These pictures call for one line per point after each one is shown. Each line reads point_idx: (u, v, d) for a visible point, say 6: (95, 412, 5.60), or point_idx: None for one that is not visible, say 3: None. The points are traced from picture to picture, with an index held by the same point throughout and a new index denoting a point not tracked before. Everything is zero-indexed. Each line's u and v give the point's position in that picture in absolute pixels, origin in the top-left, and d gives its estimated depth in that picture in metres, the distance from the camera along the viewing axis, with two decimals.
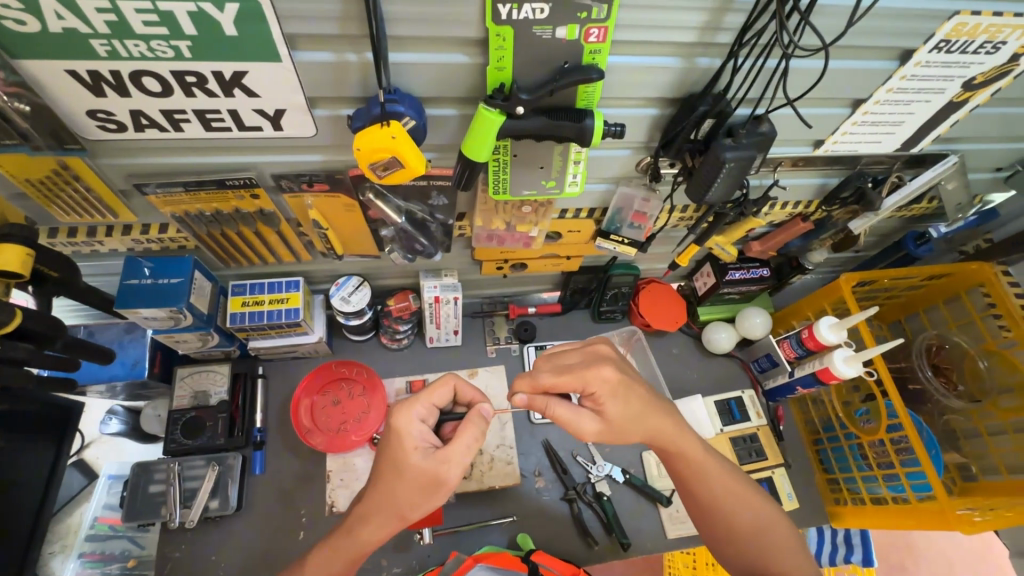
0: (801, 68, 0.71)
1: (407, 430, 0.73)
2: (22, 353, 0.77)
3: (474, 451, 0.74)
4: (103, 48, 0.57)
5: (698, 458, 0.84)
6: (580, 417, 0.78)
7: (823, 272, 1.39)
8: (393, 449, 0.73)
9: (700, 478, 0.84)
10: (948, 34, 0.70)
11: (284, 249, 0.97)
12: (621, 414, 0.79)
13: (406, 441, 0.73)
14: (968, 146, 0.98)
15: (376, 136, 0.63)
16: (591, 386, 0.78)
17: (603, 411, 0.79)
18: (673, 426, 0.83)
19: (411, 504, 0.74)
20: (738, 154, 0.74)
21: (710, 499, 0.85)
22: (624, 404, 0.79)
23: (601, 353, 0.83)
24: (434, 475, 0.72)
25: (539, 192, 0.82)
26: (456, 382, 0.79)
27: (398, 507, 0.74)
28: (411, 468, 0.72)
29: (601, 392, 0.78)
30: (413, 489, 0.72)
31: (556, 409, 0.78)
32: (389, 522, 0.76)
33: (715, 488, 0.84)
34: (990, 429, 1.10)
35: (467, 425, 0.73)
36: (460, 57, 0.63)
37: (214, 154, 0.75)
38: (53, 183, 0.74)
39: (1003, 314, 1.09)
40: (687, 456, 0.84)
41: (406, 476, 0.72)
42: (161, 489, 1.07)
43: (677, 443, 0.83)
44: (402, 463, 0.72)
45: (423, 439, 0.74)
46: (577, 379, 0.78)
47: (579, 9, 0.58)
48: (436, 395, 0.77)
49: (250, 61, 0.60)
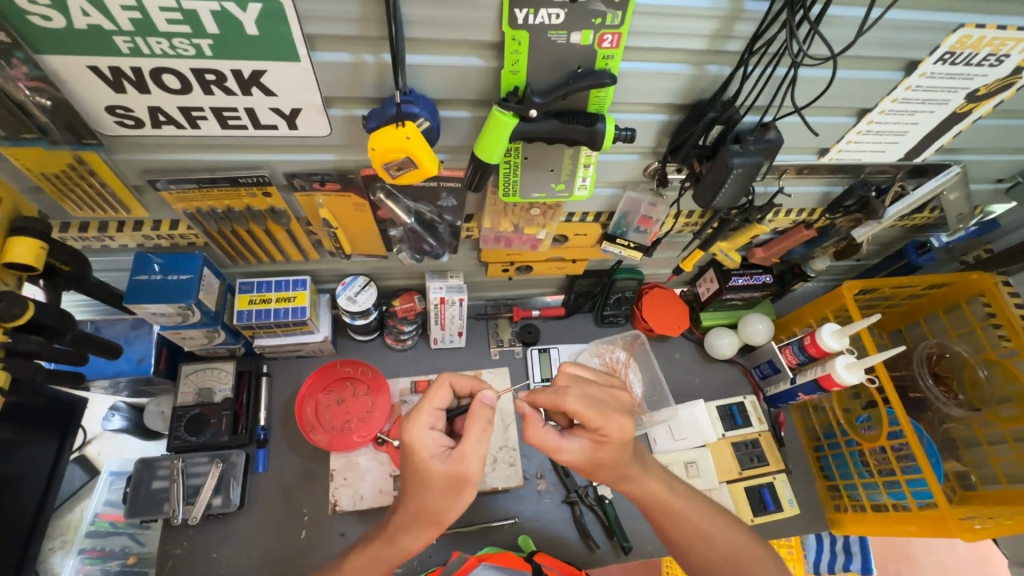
0: (809, 77, 0.73)
1: (420, 440, 0.73)
2: (34, 345, 0.78)
3: (488, 440, 0.72)
4: (126, 44, 0.58)
5: (666, 505, 0.83)
6: (567, 447, 0.75)
7: (825, 279, 1.41)
8: (411, 463, 0.73)
9: (666, 519, 0.83)
10: (952, 47, 0.71)
11: (293, 248, 0.98)
12: (611, 458, 0.76)
13: (421, 453, 0.72)
14: (971, 157, 0.99)
15: (391, 136, 0.64)
16: (608, 430, 0.73)
17: (592, 448, 0.75)
18: (642, 484, 0.82)
19: (444, 508, 0.74)
20: (746, 160, 0.75)
21: (680, 537, 0.84)
22: (621, 454, 0.76)
23: (625, 397, 0.78)
24: (457, 475, 0.71)
25: (548, 195, 0.84)
26: (449, 380, 0.79)
27: (433, 513, 0.75)
28: (435, 476, 0.71)
29: (612, 440, 0.74)
30: (443, 494, 0.73)
31: (539, 438, 0.74)
32: (427, 526, 0.77)
33: (675, 530, 0.83)
34: (990, 439, 1.11)
35: (473, 420, 0.72)
36: (474, 60, 0.64)
37: (230, 152, 0.76)
38: (68, 178, 0.75)
39: (1003, 324, 1.10)
40: (652, 495, 0.82)
41: (432, 484, 0.72)
42: (164, 485, 1.07)
43: (643, 494, 0.82)
44: (423, 474, 0.72)
45: (436, 445, 0.73)
46: (600, 417, 0.73)
47: (593, 15, 0.59)
48: (435, 399, 0.76)
49: (268, 61, 0.61)
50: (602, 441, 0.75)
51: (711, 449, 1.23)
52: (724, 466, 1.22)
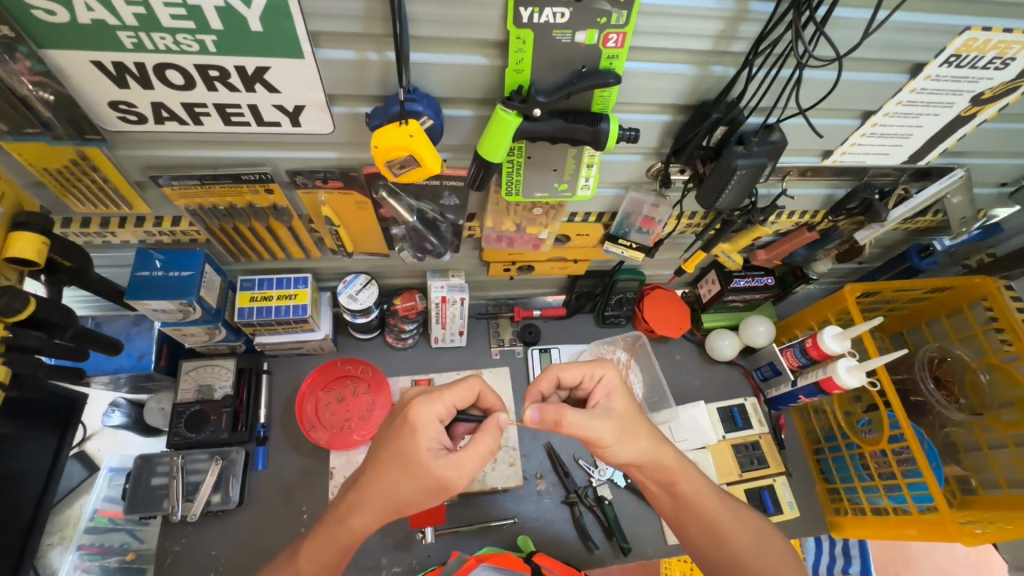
0: (814, 78, 0.73)
1: (424, 429, 0.73)
2: (34, 340, 0.78)
3: (482, 465, 0.74)
4: (129, 40, 0.58)
5: (697, 485, 0.84)
6: (596, 422, 0.75)
7: (826, 282, 1.41)
8: (405, 445, 0.73)
9: (695, 505, 0.83)
10: (958, 49, 0.71)
11: (295, 245, 0.98)
12: (626, 408, 0.80)
13: (420, 441, 0.72)
14: (975, 160, 0.99)
15: (394, 134, 0.64)
16: (603, 376, 0.81)
17: (612, 409, 0.79)
18: (678, 461, 0.83)
19: (411, 501, 0.75)
20: (749, 162, 0.75)
21: (708, 525, 0.82)
22: (631, 401, 0.81)
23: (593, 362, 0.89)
24: (440, 482, 0.72)
25: (551, 194, 0.84)
26: (479, 386, 0.79)
27: (397, 504, 0.75)
28: (421, 467, 0.71)
29: (610, 384, 0.81)
30: (415, 488, 0.73)
31: (569, 421, 0.74)
32: (380, 512, 0.76)
33: (707, 517, 0.82)
34: (991, 443, 1.11)
35: (482, 435, 0.73)
36: (478, 59, 0.64)
37: (232, 149, 0.76)
38: (70, 173, 0.75)
39: (1005, 328, 1.09)
40: (687, 478, 0.84)
41: (411, 472, 0.72)
42: (163, 482, 1.07)
43: (679, 472, 0.83)
44: (410, 461, 0.72)
45: (434, 440, 0.73)
46: (586, 371, 0.81)
47: (598, 15, 0.58)
48: (459, 396, 0.76)
49: (272, 57, 0.61)
50: (609, 395, 0.81)
51: (711, 451, 1.23)
52: (724, 468, 1.21)
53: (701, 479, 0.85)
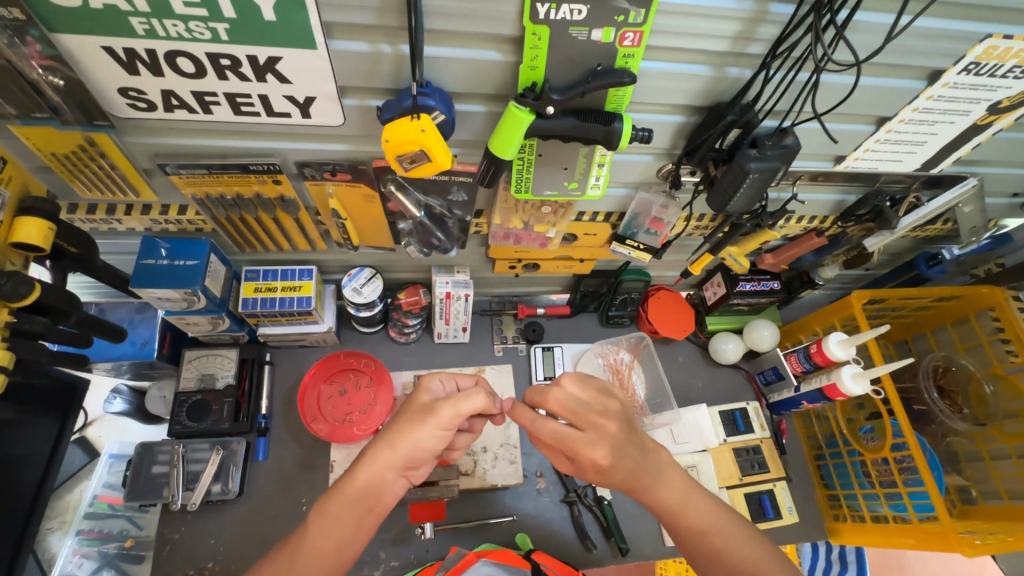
0: (831, 82, 0.72)
1: (427, 386, 0.79)
2: (38, 326, 0.78)
3: (467, 397, 0.72)
4: (141, 26, 0.57)
5: (696, 510, 0.79)
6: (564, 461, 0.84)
7: (833, 288, 1.40)
8: (409, 400, 0.78)
9: (696, 534, 0.78)
10: (978, 57, 0.70)
11: (300, 236, 0.97)
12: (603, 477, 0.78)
13: (420, 392, 0.78)
14: (988, 170, 0.98)
15: (406, 128, 0.63)
16: (580, 459, 0.74)
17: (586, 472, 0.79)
18: (674, 487, 0.79)
19: (408, 437, 0.73)
20: (763, 166, 0.74)
21: (708, 549, 0.78)
22: (613, 475, 0.76)
23: (610, 429, 0.74)
24: (428, 408, 0.73)
25: (560, 193, 0.83)
26: (481, 378, 0.85)
27: (394, 436, 0.74)
28: (414, 407, 0.76)
29: (587, 466, 0.75)
30: (409, 421, 0.74)
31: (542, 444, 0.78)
32: (380, 453, 0.73)
33: (713, 540, 0.78)
34: (993, 454, 1.10)
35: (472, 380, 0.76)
36: (493, 54, 0.64)
37: (242, 139, 0.75)
38: (78, 158, 0.74)
39: (1011, 339, 1.09)
40: (684, 503, 0.79)
41: (408, 413, 0.75)
42: (164, 470, 1.07)
43: (676, 501, 0.79)
44: (409, 408, 0.77)
45: (433, 395, 0.78)
46: (567, 447, 0.74)
47: (616, 12, 0.58)
48: (462, 378, 0.84)
49: (284, 47, 0.60)
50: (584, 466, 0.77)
51: (711, 453, 1.22)
52: (724, 472, 1.21)
53: (702, 499, 0.81)
